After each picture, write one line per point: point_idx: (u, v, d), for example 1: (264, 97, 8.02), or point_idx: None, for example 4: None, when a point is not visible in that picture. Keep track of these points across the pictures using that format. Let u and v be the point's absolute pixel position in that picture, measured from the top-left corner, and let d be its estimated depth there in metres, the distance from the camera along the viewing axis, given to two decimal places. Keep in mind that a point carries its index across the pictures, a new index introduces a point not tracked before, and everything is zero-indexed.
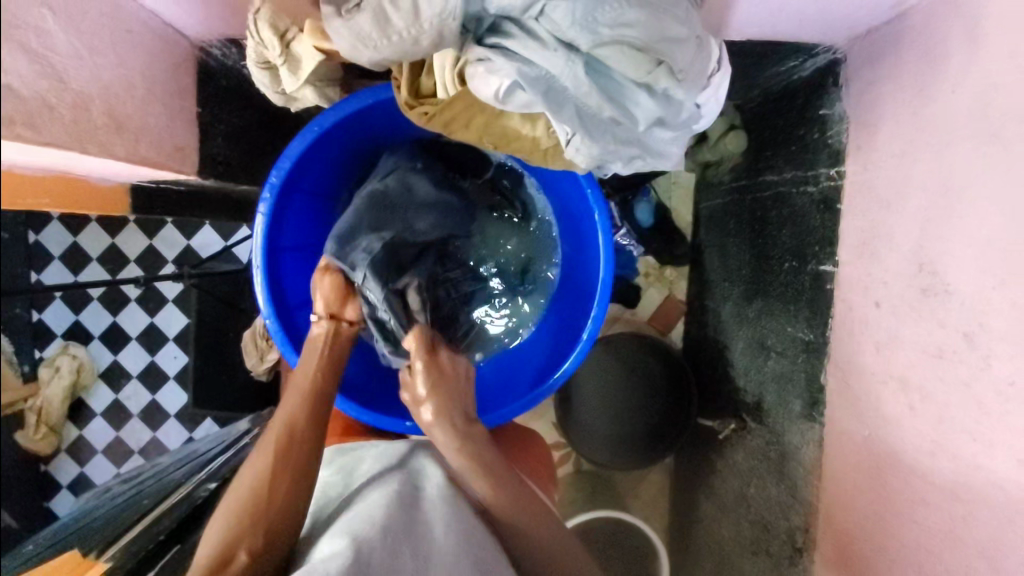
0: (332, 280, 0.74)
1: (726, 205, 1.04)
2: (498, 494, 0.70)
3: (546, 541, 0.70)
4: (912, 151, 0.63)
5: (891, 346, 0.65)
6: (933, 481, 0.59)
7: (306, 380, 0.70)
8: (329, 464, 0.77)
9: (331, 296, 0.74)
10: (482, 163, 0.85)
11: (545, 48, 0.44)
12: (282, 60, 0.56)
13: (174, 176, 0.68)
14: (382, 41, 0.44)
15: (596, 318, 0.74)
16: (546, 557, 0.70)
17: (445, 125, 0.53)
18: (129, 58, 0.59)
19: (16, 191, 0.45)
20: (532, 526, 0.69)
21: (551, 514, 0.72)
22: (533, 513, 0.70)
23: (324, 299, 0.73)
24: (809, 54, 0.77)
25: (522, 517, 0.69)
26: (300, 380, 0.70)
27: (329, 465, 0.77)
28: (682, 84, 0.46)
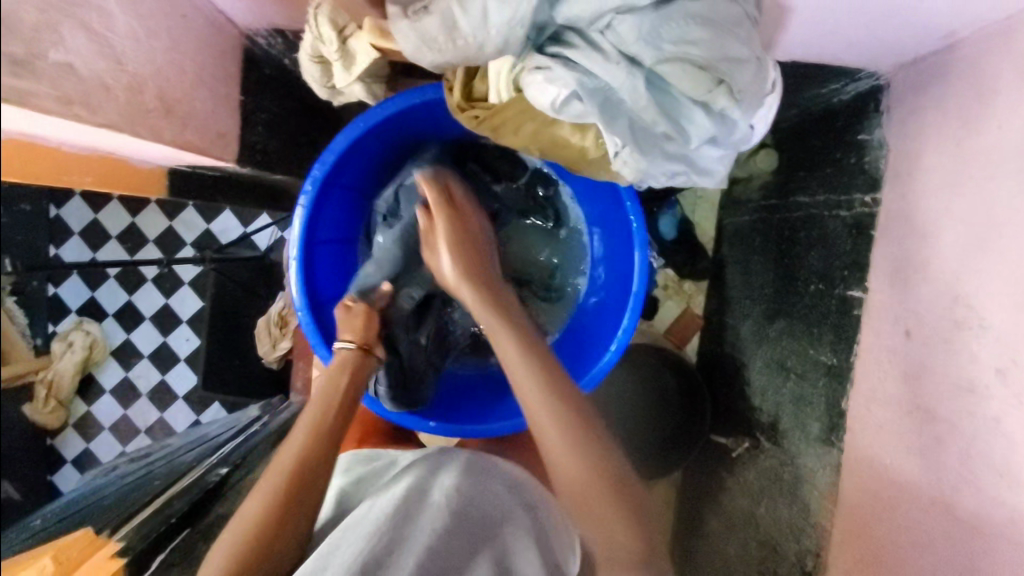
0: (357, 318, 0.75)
1: (752, 222, 1.04)
2: (542, 411, 0.62)
3: (570, 460, 0.60)
4: (954, 183, 0.63)
5: (919, 376, 0.65)
6: (954, 514, 0.59)
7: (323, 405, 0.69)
8: (345, 472, 0.81)
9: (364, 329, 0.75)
10: (517, 168, 0.87)
11: (608, 59, 0.45)
12: (338, 56, 0.57)
13: (215, 162, 0.68)
14: (446, 45, 0.44)
15: (626, 329, 0.74)
16: (580, 491, 0.59)
17: (493, 130, 0.54)
18: (181, 43, 0.60)
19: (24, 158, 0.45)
20: (569, 446, 0.60)
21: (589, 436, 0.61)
22: (557, 395, 0.63)
23: (360, 327, 0.75)
24: (852, 78, 0.78)
25: (547, 417, 0.61)
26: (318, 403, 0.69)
27: (344, 474, 0.81)
28: (739, 104, 0.46)
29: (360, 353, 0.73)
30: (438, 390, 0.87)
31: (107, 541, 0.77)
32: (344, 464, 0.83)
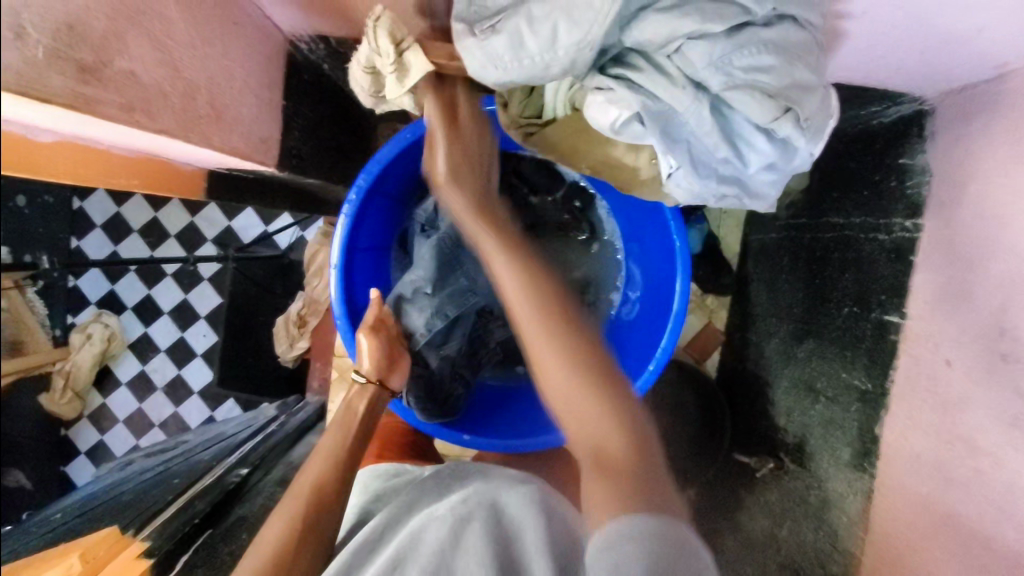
0: (371, 347, 0.74)
1: (781, 240, 1.04)
2: (545, 349, 0.59)
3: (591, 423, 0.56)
4: (1005, 215, 0.62)
5: (963, 408, 0.64)
6: (996, 551, 0.58)
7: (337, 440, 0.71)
8: (364, 491, 0.81)
9: (379, 357, 0.74)
10: (556, 182, 0.86)
11: (673, 83, 0.44)
12: (392, 68, 0.55)
13: (256, 167, 0.67)
14: (512, 64, 0.44)
15: (664, 350, 0.72)
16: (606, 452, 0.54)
17: (547, 145, 0.54)
18: (232, 49, 0.59)
19: (31, 158, 0.44)
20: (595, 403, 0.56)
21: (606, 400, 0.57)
22: (573, 372, 0.58)
23: (372, 361, 0.74)
24: (894, 102, 0.78)
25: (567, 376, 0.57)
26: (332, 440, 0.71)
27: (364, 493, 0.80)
28: (805, 133, 0.45)
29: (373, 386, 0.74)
30: (470, 401, 0.88)
31: (131, 541, 0.77)
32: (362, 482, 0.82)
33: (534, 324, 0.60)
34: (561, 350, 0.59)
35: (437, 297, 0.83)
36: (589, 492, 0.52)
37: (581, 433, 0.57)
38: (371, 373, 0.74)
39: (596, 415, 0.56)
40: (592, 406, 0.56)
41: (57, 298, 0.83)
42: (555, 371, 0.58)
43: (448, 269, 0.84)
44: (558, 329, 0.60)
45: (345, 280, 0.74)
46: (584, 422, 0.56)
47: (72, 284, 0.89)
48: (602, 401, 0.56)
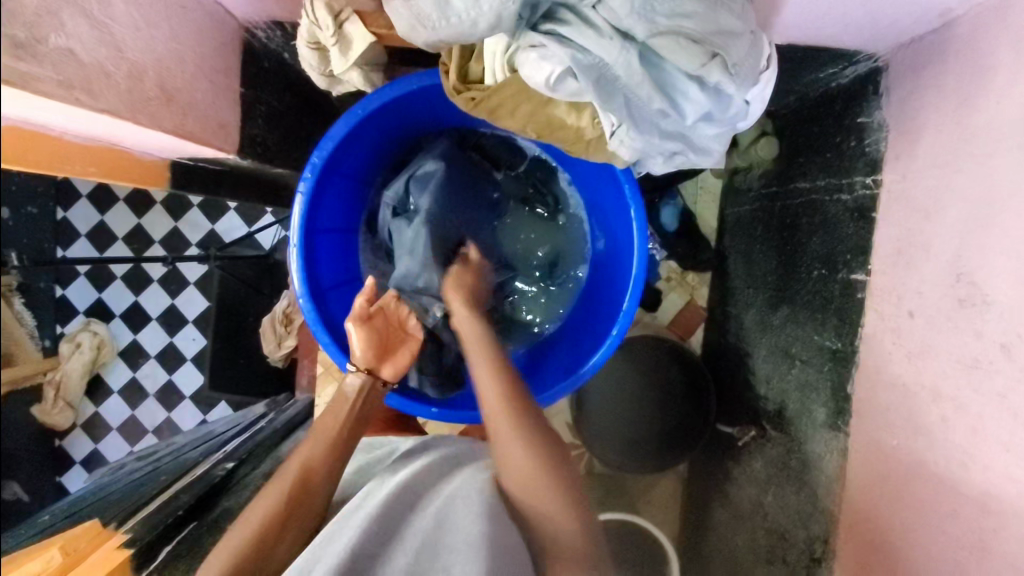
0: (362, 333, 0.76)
1: (753, 211, 1.05)
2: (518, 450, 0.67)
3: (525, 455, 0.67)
4: (954, 161, 0.62)
5: (924, 356, 0.65)
6: (962, 493, 0.58)
7: (330, 425, 0.72)
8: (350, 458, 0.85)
9: (369, 346, 0.76)
10: (517, 157, 0.90)
11: (601, 36, 0.45)
12: (334, 40, 0.58)
13: (215, 153, 0.68)
14: (440, 22, 0.45)
15: (628, 312, 0.75)
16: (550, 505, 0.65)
17: (491, 111, 0.54)
18: (181, 34, 0.60)
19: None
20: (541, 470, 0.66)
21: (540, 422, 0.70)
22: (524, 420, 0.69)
23: (364, 351, 0.76)
24: (850, 61, 0.78)
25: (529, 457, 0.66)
26: (325, 425, 0.72)
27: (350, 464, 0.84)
28: (734, 78, 0.47)
29: (364, 373, 0.75)
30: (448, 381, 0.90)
31: (114, 533, 0.77)
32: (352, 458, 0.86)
33: (513, 439, 0.67)
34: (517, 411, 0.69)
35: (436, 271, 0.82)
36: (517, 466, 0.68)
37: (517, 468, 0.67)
38: (362, 363, 0.76)
39: (553, 497, 0.65)
40: (551, 501, 0.65)
41: (45, 308, 0.84)
42: (518, 453, 0.67)
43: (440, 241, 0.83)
44: (529, 434, 0.68)
45: (306, 261, 0.75)
46: (542, 497, 0.65)
47: (59, 292, 1.00)
48: (562, 493, 0.66)
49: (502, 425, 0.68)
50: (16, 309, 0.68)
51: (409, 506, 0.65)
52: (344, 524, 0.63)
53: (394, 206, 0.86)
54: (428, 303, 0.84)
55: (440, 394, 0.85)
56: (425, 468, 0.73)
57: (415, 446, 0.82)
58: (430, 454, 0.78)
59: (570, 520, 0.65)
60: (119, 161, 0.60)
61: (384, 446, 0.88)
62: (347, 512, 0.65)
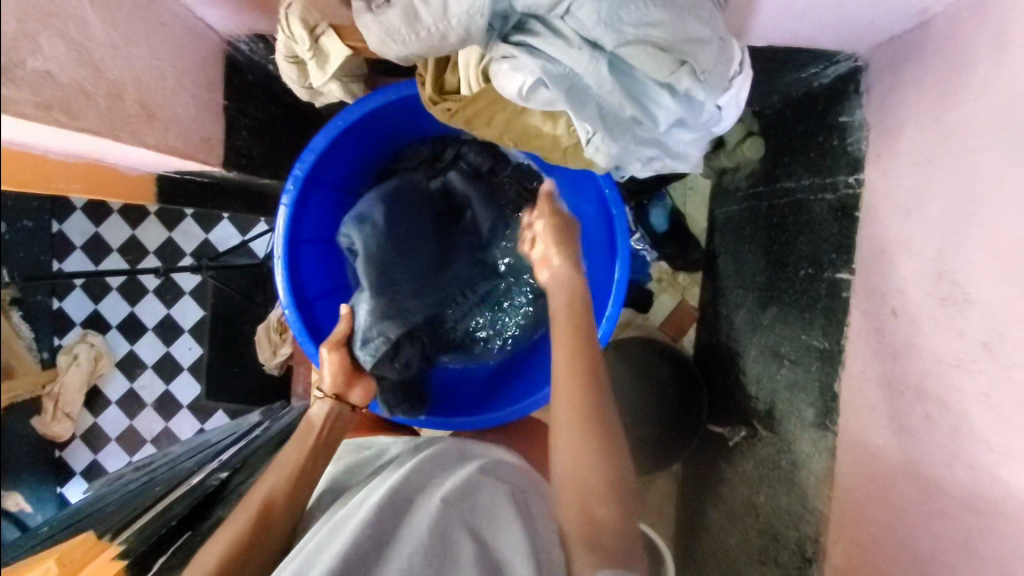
0: (334, 360, 0.78)
1: (742, 211, 1.05)
2: (569, 438, 0.64)
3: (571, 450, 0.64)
4: (934, 161, 0.63)
5: (906, 355, 0.65)
6: (947, 491, 0.58)
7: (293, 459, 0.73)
8: (339, 460, 0.83)
9: (335, 373, 0.78)
10: (501, 163, 0.91)
11: (571, 46, 0.46)
12: (311, 54, 0.59)
13: (199, 166, 0.69)
14: (410, 37, 0.46)
15: (611, 317, 0.76)
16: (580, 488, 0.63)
17: (466, 121, 0.54)
18: (160, 51, 0.61)
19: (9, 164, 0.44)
20: (581, 455, 0.63)
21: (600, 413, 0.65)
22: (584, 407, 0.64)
23: (330, 377, 0.78)
24: (831, 61, 0.79)
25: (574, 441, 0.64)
26: (290, 457, 0.73)
27: (336, 465, 0.82)
28: (704, 85, 0.48)
29: (330, 401, 0.78)
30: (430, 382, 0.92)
31: (109, 544, 0.76)
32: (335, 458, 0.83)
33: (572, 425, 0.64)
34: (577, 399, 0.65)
35: (380, 324, 0.78)
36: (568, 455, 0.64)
37: (568, 456, 0.64)
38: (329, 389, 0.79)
39: (597, 476, 0.62)
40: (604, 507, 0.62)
41: (44, 320, 0.83)
42: (569, 436, 0.64)
43: (382, 279, 0.79)
44: (590, 423, 0.64)
45: (290, 272, 0.76)
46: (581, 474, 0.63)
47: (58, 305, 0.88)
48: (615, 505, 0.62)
49: (568, 418, 0.64)
50: (13, 325, 0.69)
51: (403, 507, 0.65)
52: (335, 532, 0.62)
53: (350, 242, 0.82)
54: (362, 348, 0.78)
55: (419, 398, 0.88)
56: (424, 463, 0.72)
57: (408, 451, 0.80)
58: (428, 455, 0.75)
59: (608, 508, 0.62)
60: (100, 173, 0.60)
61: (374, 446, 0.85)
62: (338, 523, 0.64)
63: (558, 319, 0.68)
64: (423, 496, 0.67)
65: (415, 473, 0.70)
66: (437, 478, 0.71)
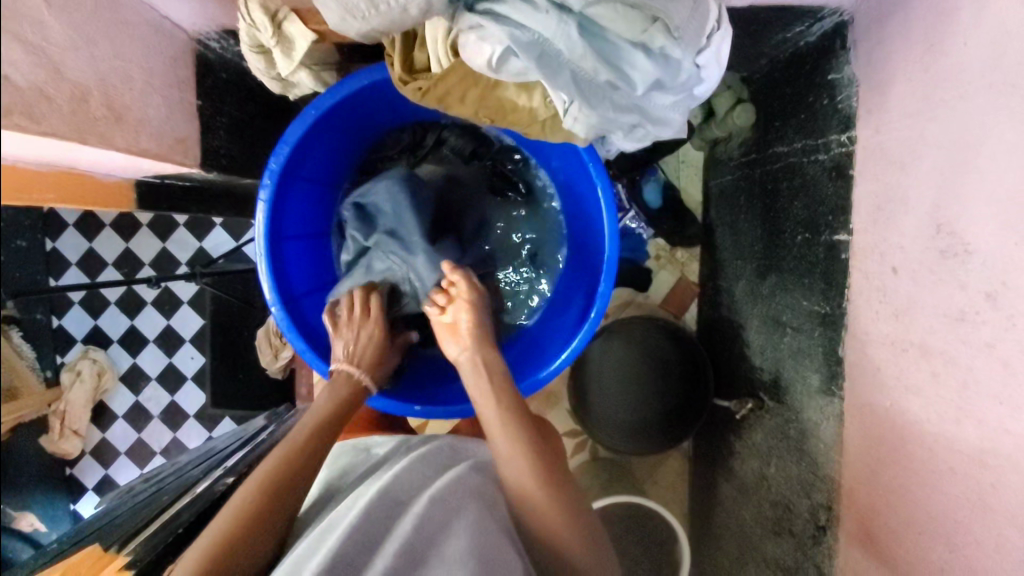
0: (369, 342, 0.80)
1: (736, 180, 1.03)
2: (500, 440, 0.70)
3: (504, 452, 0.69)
4: (927, 110, 0.61)
5: (908, 312, 0.63)
6: (957, 448, 0.57)
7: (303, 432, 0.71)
8: (331, 466, 0.79)
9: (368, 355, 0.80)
10: (484, 146, 0.90)
11: (538, 10, 0.44)
12: (274, 42, 0.59)
13: (176, 168, 0.68)
14: (369, 11, 0.44)
15: (603, 294, 0.75)
16: (525, 488, 0.67)
17: (439, 100, 0.53)
18: (125, 51, 0.60)
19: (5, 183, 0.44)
20: (513, 460, 0.68)
21: (523, 427, 0.70)
22: (507, 420, 0.71)
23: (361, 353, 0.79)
24: (815, 18, 0.76)
25: (502, 444, 0.70)
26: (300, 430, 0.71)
27: (330, 467, 0.79)
28: (679, 42, 0.47)
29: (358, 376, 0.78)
30: (422, 371, 0.92)
31: (116, 555, 0.74)
32: (331, 459, 0.81)
33: (498, 427, 0.70)
34: (505, 414, 0.71)
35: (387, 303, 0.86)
36: (513, 461, 0.68)
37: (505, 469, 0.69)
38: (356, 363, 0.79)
39: (553, 513, 0.65)
40: (550, 511, 0.66)
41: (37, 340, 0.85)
42: (506, 445, 0.69)
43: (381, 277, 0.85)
44: (520, 437, 0.70)
45: (274, 268, 0.74)
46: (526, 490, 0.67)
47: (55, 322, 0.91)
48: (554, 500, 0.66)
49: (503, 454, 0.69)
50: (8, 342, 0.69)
51: (391, 508, 0.64)
52: (325, 535, 0.61)
53: (358, 245, 0.85)
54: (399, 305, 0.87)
55: (408, 389, 0.86)
56: (409, 466, 0.72)
57: (394, 449, 0.79)
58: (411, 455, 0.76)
59: (551, 508, 0.66)
60: (76, 181, 0.58)
61: (370, 447, 0.81)
62: (322, 529, 0.63)
63: (477, 394, 0.73)
64: (411, 498, 0.67)
65: (400, 477, 0.70)
66: (424, 481, 0.70)
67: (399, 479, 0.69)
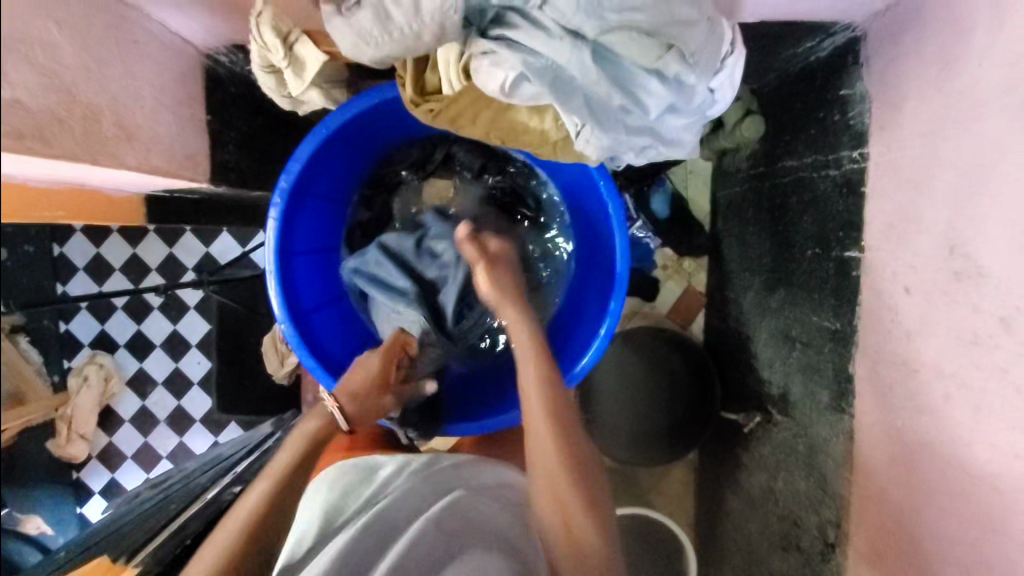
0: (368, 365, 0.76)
1: (744, 192, 1.02)
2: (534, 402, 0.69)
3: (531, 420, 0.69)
4: (941, 130, 0.60)
5: (921, 333, 0.63)
6: (968, 471, 0.56)
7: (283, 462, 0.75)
8: (325, 488, 0.73)
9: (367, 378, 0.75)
10: (496, 160, 0.89)
11: (552, 36, 0.45)
12: (286, 62, 0.59)
13: (186, 183, 0.68)
14: (383, 38, 0.45)
15: (614, 312, 0.75)
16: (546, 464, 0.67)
17: (451, 122, 0.53)
18: (135, 69, 0.59)
19: None
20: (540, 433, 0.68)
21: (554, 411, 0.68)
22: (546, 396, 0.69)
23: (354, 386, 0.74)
24: (827, 33, 0.76)
25: (539, 420, 0.68)
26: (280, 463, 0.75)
27: (329, 487, 0.73)
28: (693, 68, 0.47)
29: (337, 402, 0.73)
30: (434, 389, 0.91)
31: (124, 568, 0.75)
32: (327, 481, 0.75)
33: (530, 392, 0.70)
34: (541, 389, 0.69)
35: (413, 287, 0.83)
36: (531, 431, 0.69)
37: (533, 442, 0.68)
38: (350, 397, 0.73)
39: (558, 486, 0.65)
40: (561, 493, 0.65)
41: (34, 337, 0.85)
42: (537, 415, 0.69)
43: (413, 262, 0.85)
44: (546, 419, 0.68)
45: (284, 286, 0.74)
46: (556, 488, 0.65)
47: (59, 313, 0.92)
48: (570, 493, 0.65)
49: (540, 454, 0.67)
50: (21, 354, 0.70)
51: (387, 534, 0.64)
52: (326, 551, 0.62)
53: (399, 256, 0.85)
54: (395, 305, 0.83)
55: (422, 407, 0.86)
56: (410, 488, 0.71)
57: (396, 472, 0.76)
58: (412, 478, 0.74)
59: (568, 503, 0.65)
60: (86, 199, 0.59)
61: (372, 468, 0.77)
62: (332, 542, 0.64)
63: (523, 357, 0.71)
64: (409, 523, 0.66)
65: (398, 500, 0.69)
66: (423, 504, 0.69)
67: (401, 501, 0.68)
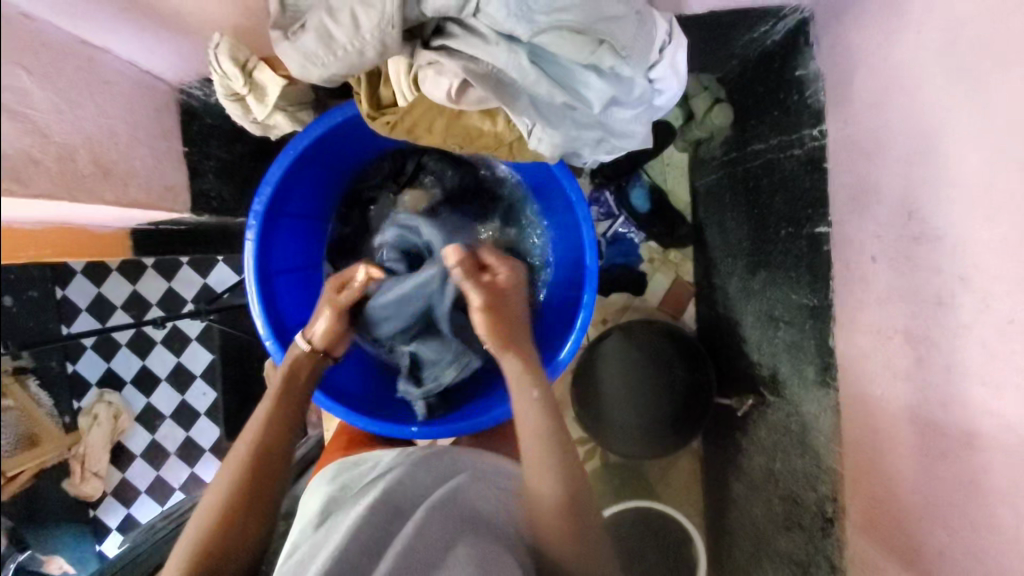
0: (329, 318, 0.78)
1: (719, 179, 1.04)
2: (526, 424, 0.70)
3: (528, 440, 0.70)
4: (889, 100, 0.62)
5: (891, 300, 0.64)
6: (945, 432, 0.57)
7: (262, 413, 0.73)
8: (329, 481, 0.77)
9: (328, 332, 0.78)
10: (469, 167, 0.92)
11: (488, 43, 0.49)
12: (246, 88, 0.65)
13: (167, 214, 0.71)
14: (329, 58, 0.50)
15: (587, 304, 0.77)
16: (540, 479, 0.68)
17: (409, 132, 0.56)
18: (109, 108, 0.62)
19: None
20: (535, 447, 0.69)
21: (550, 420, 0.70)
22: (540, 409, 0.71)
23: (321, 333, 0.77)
24: (778, 17, 0.77)
25: (533, 423, 0.70)
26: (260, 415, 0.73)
27: (331, 481, 0.77)
28: (627, 61, 0.51)
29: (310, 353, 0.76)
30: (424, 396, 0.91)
31: None
32: (328, 477, 0.79)
33: (522, 415, 0.71)
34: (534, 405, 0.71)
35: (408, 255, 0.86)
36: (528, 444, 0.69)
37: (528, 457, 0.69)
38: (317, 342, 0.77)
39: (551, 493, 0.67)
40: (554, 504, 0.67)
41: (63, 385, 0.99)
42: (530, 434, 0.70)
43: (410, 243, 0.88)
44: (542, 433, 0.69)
45: (267, 303, 0.77)
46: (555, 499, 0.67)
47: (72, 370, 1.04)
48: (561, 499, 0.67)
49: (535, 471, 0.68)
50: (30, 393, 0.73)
51: (393, 514, 0.66)
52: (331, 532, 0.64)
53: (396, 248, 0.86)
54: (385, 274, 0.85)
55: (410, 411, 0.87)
56: (411, 471, 0.73)
57: (396, 459, 0.79)
58: (404, 460, 0.77)
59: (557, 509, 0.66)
60: (70, 236, 0.61)
61: (368, 461, 0.81)
62: (332, 527, 0.66)
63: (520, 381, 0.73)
64: (415, 505, 0.68)
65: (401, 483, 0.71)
66: (427, 489, 0.71)
67: (402, 482, 0.71)
